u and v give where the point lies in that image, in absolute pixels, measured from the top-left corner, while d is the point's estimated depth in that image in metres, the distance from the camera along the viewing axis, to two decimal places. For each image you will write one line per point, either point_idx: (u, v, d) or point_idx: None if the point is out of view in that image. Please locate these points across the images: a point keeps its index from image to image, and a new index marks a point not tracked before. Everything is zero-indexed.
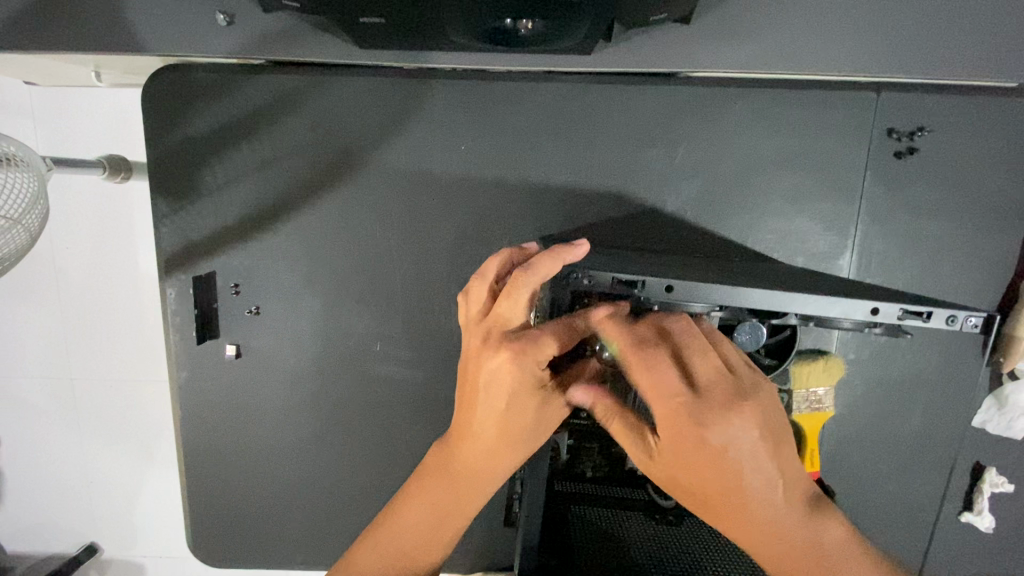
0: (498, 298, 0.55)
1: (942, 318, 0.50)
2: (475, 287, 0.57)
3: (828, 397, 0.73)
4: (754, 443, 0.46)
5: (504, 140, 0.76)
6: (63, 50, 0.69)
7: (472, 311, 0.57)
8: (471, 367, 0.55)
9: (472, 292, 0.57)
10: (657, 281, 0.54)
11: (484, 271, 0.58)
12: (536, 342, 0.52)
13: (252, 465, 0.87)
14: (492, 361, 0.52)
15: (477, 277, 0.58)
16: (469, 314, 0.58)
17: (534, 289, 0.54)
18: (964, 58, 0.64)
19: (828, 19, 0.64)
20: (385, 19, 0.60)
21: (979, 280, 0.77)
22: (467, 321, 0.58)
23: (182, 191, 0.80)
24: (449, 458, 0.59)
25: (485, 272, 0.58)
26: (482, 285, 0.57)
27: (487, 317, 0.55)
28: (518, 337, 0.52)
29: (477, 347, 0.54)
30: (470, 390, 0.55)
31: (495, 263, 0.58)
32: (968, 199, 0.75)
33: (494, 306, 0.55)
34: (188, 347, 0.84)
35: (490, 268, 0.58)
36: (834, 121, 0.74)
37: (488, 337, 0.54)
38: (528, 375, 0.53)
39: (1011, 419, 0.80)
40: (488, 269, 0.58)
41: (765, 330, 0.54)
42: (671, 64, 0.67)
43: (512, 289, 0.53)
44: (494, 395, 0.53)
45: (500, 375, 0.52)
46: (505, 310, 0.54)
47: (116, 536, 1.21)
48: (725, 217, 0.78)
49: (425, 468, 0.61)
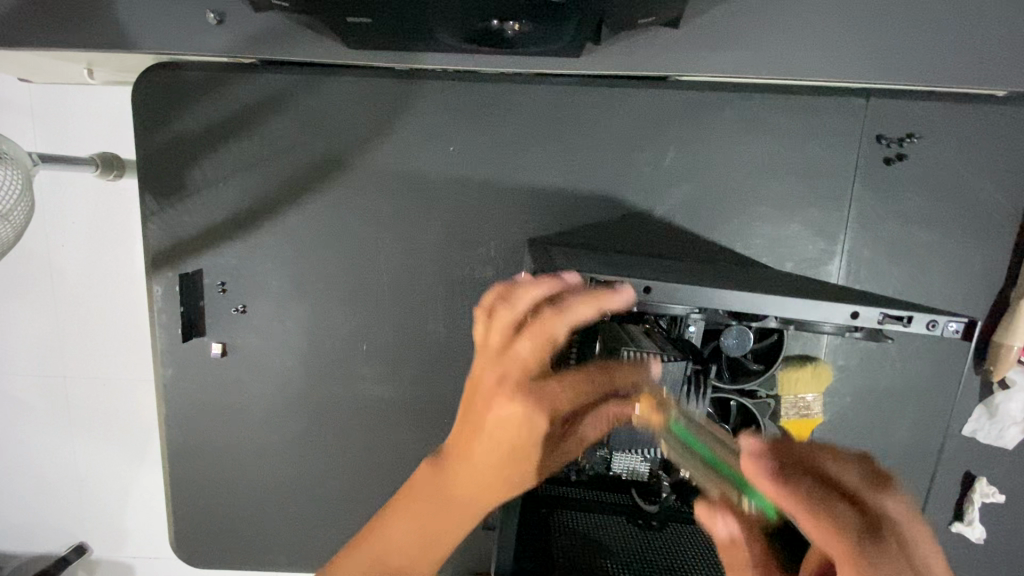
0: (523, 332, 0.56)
1: (922, 323, 0.49)
2: (503, 317, 0.57)
3: (816, 403, 0.74)
4: None
5: (493, 142, 0.76)
6: (54, 46, 0.69)
7: (492, 343, 0.57)
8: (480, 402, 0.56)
9: (497, 322, 0.57)
10: (634, 282, 0.53)
11: (514, 305, 0.57)
12: (551, 397, 0.55)
13: (238, 463, 0.86)
14: (509, 405, 0.54)
15: (506, 307, 0.57)
16: (490, 340, 0.57)
17: (558, 332, 0.55)
18: (950, 64, 0.64)
19: (815, 23, 0.64)
20: (371, 19, 0.60)
21: (969, 288, 0.77)
22: (484, 343, 0.58)
23: (171, 189, 0.80)
24: (441, 488, 0.57)
25: (514, 307, 0.57)
26: (508, 318, 0.57)
27: (509, 350, 0.56)
28: (535, 388, 0.55)
29: (494, 384, 0.55)
30: (472, 425, 0.57)
31: (528, 297, 0.57)
32: (957, 206, 0.75)
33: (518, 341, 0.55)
34: (174, 345, 0.83)
35: (520, 300, 0.57)
36: (823, 126, 0.74)
37: (505, 377, 0.55)
38: (538, 424, 0.55)
39: (1002, 428, 0.81)
40: (517, 304, 0.57)
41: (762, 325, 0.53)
42: (659, 67, 0.68)
43: (539, 329, 0.54)
44: (502, 436, 0.55)
45: (514, 419, 0.54)
46: (528, 349, 0.55)
47: (105, 536, 1.20)
48: (715, 221, 0.77)
49: (410, 491, 0.57)
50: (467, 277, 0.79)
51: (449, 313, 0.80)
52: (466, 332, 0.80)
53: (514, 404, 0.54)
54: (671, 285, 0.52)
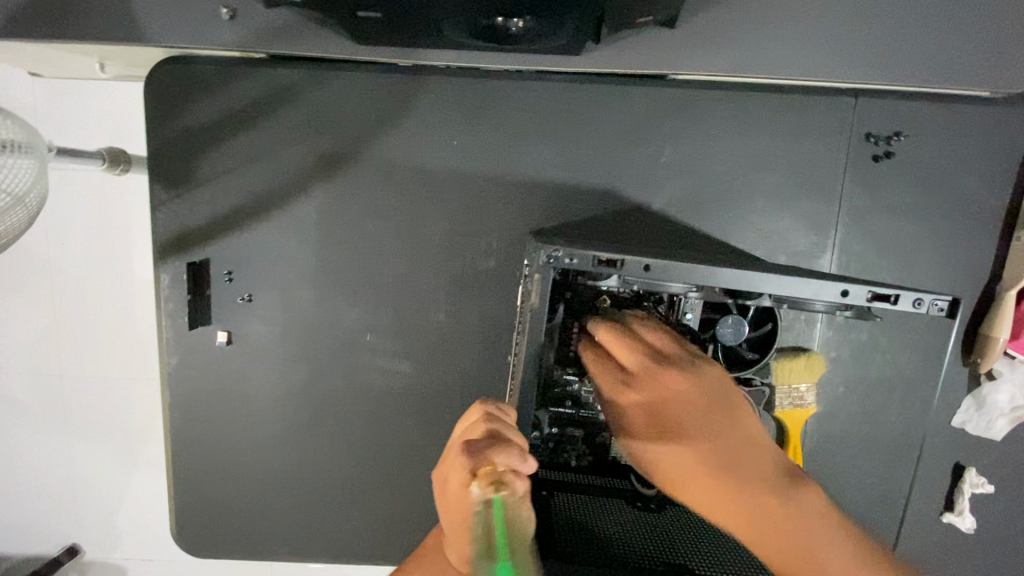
0: (449, 462, 0.50)
1: (909, 301, 0.52)
2: (474, 431, 0.51)
3: (809, 393, 0.76)
4: None
5: (496, 137, 0.79)
6: (70, 38, 0.71)
7: (449, 492, 0.49)
8: (443, 510, 0.52)
9: (455, 467, 0.48)
10: (635, 260, 0.55)
11: (474, 457, 0.47)
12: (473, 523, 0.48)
13: (241, 454, 0.87)
14: (452, 520, 0.50)
15: (469, 446, 0.48)
16: (455, 453, 0.51)
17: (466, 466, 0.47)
18: (934, 64, 0.67)
19: (805, 25, 0.67)
20: (382, 14, 0.62)
21: (955, 281, 0.79)
22: (453, 446, 0.53)
23: (180, 179, 0.81)
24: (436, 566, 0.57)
25: (475, 453, 0.47)
26: (468, 462, 0.47)
27: (443, 474, 0.51)
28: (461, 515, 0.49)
29: (442, 505, 0.51)
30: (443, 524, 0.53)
31: (491, 445, 0.48)
32: (943, 202, 0.78)
33: (445, 472, 0.50)
34: (178, 334, 0.84)
35: (487, 452, 0.47)
36: (813, 124, 0.77)
37: (464, 515, 0.48)
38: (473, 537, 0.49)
39: (990, 420, 0.83)
40: (476, 463, 0.46)
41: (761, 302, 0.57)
42: (656, 65, 0.70)
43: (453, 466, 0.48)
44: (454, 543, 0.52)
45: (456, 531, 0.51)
46: (450, 478, 0.49)
47: (99, 535, 1.20)
48: (710, 215, 0.80)
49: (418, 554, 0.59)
50: (469, 268, 0.81)
51: (451, 304, 0.82)
52: (467, 322, 0.82)
53: (468, 524, 0.49)
54: (672, 263, 0.54)
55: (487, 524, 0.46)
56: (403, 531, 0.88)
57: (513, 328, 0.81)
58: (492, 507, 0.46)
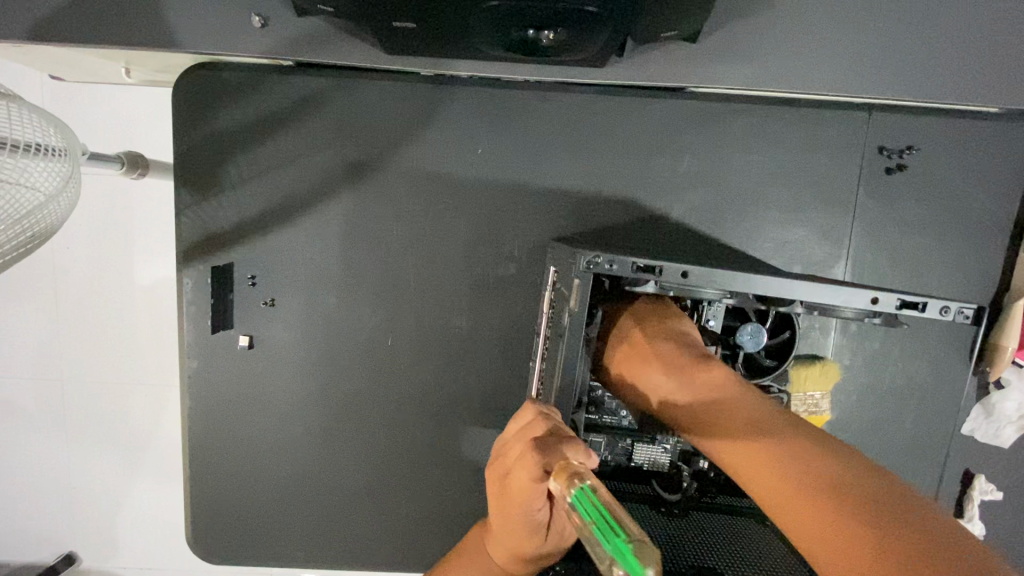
0: (511, 450, 0.52)
1: (936, 309, 0.54)
2: (535, 431, 0.51)
3: (823, 401, 0.78)
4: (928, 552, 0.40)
5: (519, 146, 0.80)
6: (103, 43, 0.72)
7: (515, 485, 0.49)
8: (499, 505, 0.52)
9: (525, 462, 0.48)
10: (673, 267, 0.56)
11: (547, 454, 0.47)
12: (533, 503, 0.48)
13: (258, 458, 0.87)
14: (509, 507, 0.51)
15: (538, 444, 0.48)
16: (514, 451, 0.51)
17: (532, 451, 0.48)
18: (947, 81, 0.70)
19: (823, 42, 0.69)
20: (416, 25, 0.63)
21: (966, 292, 0.81)
22: (508, 446, 0.53)
23: (205, 184, 0.82)
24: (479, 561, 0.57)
25: (546, 450, 0.47)
26: (539, 459, 0.47)
27: (503, 461, 0.52)
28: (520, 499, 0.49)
29: (498, 493, 0.52)
30: (497, 519, 0.53)
31: (562, 442, 0.48)
32: (953, 214, 0.80)
33: (507, 459, 0.51)
34: (199, 338, 0.84)
35: (559, 448, 0.48)
36: (829, 137, 0.79)
37: (525, 507, 0.49)
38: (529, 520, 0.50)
39: (998, 427, 0.85)
40: (551, 463, 0.46)
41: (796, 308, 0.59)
42: (679, 78, 0.72)
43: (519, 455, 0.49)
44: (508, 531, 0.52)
45: (511, 519, 0.51)
46: (514, 463, 0.50)
47: (99, 543, 1.19)
48: (727, 225, 0.82)
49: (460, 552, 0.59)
50: (490, 275, 0.82)
51: (471, 310, 0.83)
52: (487, 328, 0.83)
53: (525, 516, 0.50)
54: (709, 269, 0.55)
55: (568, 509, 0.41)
56: (419, 537, 0.87)
57: (533, 335, 0.82)
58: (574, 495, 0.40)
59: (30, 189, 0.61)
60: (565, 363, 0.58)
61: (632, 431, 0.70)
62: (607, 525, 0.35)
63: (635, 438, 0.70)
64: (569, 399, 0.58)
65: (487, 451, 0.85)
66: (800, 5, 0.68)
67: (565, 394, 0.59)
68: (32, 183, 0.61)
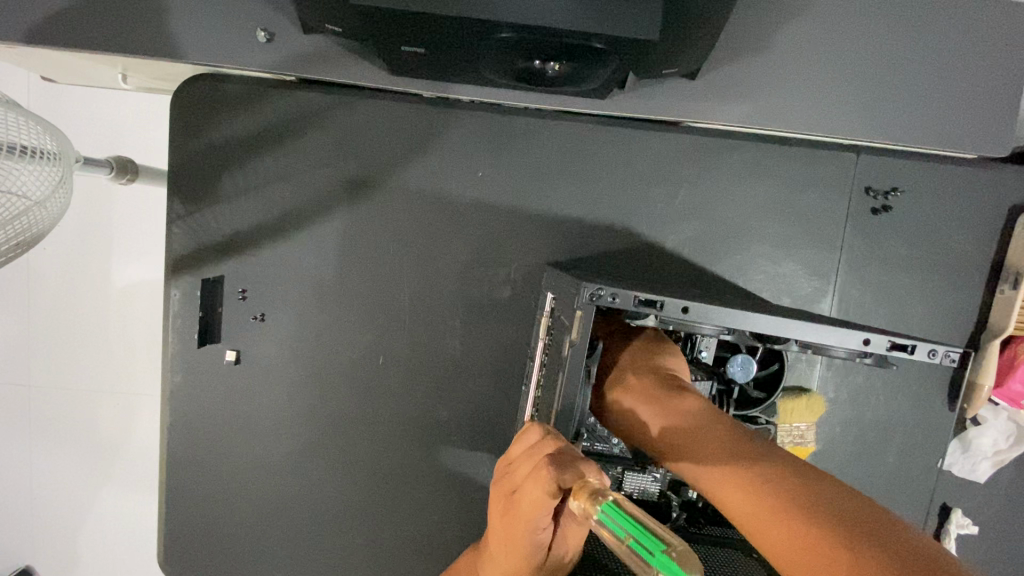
0: (519, 467, 0.51)
1: (924, 352, 0.59)
2: (543, 450, 0.50)
3: (808, 432, 0.79)
4: (891, 549, 0.42)
5: (519, 171, 0.80)
6: (102, 50, 0.71)
7: (524, 502, 0.48)
8: (503, 523, 0.51)
9: (537, 479, 0.47)
10: (674, 302, 0.58)
11: (562, 470, 0.46)
12: (540, 519, 0.47)
13: (237, 474, 0.85)
14: (515, 523, 0.49)
15: (552, 460, 0.48)
16: (522, 469, 0.50)
17: (543, 466, 0.47)
18: (930, 130, 0.73)
19: (817, 85, 0.72)
20: (424, 49, 0.64)
21: (946, 330, 0.84)
22: (514, 465, 0.52)
23: (199, 195, 0.81)
24: None
25: (559, 467, 0.47)
26: (553, 474, 0.46)
27: (511, 478, 0.51)
28: (528, 515, 0.47)
29: (504, 508, 0.51)
30: (499, 538, 0.52)
31: (576, 459, 0.47)
32: (934, 255, 0.83)
33: (516, 474, 0.50)
34: (184, 350, 0.83)
35: (574, 465, 0.47)
36: (818, 175, 0.81)
37: (532, 525, 0.48)
38: (532, 539, 0.48)
39: (974, 462, 0.88)
40: (567, 480, 0.45)
41: (794, 346, 0.62)
42: (678, 113, 0.74)
43: (532, 471, 0.48)
44: (509, 548, 0.51)
45: (515, 535, 0.49)
46: (524, 477, 0.49)
47: (57, 559, 1.13)
48: (719, 256, 0.83)
49: None
50: (485, 297, 0.82)
51: (465, 331, 0.82)
52: (480, 350, 0.82)
53: (529, 534, 0.48)
54: (708, 307, 0.57)
55: (599, 525, 0.40)
56: (402, 562, 0.85)
57: (525, 358, 0.82)
58: (602, 511, 0.40)
59: (17, 193, 0.59)
60: (565, 390, 0.59)
61: (624, 459, 0.69)
62: (644, 538, 0.36)
63: (626, 466, 0.69)
64: (566, 426, 0.59)
65: (474, 474, 0.84)
66: (794, 50, 0.71)
67: (562, 420, 0.59)
68: (22, 187, 0.60)
